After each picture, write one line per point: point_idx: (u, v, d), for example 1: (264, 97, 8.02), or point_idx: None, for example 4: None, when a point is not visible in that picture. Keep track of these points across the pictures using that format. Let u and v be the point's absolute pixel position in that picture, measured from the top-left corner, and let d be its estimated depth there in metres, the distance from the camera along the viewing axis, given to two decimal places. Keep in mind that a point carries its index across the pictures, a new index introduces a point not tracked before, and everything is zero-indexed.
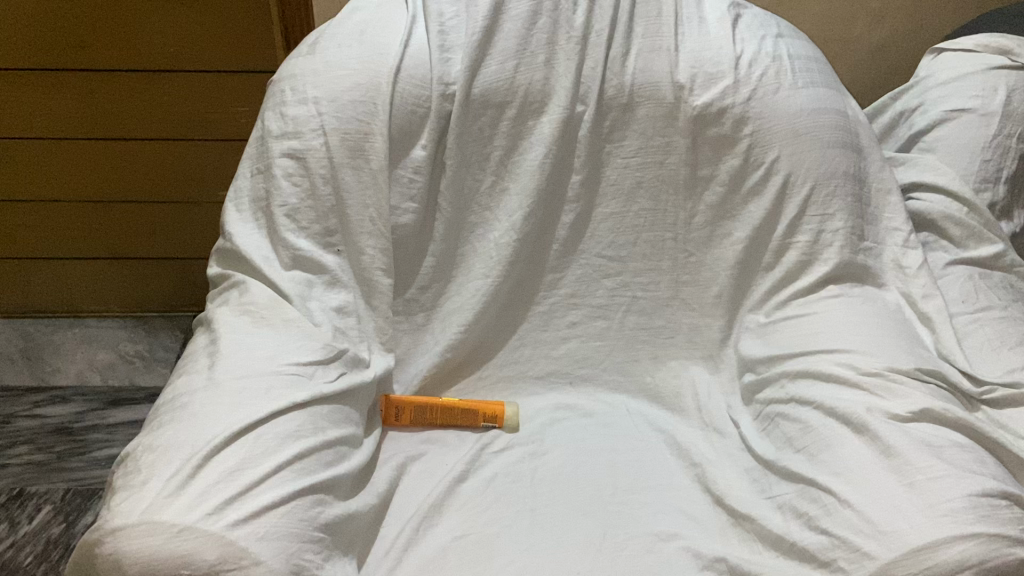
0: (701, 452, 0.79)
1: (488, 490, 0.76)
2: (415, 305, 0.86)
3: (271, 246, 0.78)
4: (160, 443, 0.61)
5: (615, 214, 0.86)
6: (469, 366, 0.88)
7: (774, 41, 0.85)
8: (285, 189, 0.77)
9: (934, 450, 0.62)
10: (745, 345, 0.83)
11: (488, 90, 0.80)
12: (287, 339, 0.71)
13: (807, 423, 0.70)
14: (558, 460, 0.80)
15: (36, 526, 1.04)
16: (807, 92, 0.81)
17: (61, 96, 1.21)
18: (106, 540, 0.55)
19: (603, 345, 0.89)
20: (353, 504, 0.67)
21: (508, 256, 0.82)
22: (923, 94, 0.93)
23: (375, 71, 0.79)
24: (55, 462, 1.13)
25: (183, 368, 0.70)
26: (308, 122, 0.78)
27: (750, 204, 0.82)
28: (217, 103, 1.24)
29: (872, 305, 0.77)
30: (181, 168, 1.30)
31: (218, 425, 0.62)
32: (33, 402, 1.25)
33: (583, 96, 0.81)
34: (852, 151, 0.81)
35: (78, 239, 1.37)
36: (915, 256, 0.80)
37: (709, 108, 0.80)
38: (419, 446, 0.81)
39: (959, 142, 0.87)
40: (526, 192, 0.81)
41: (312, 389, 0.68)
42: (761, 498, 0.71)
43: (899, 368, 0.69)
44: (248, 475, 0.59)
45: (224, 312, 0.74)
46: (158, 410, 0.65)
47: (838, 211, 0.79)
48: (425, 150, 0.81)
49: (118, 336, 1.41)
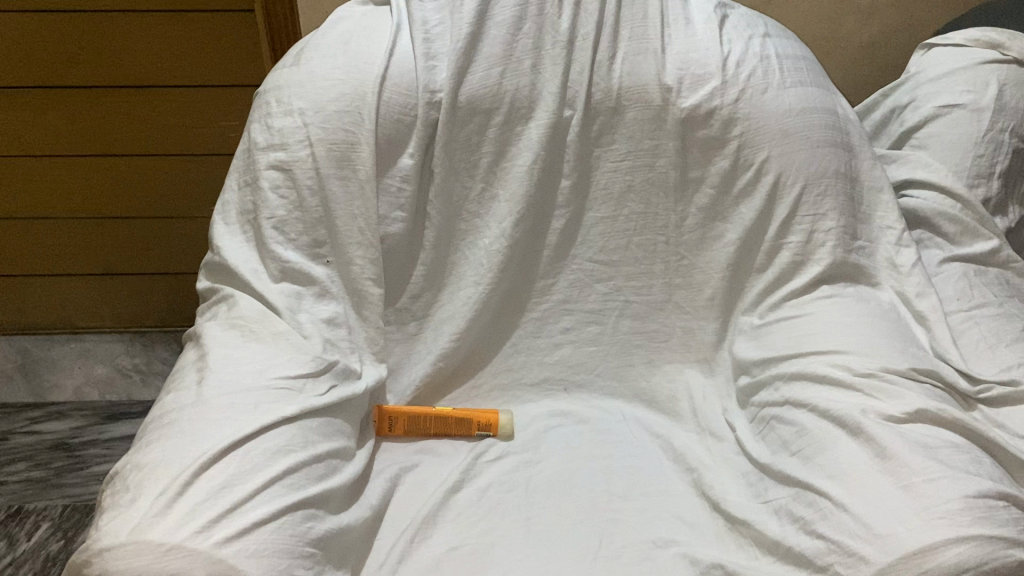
0: (697, 457, 0.79)
1: (482, 500, 0.76)
2: (407, 314, 0.85)
3: (259, 259, 0.78)
4: (149, 461, 0.60)
5: (607, 218, 0.85)
6: (462, 374, 0.88)
7: (762, 41, 0.84)
8: (273, 201, 0.77)
9: (929, 451, 0.61)
10: (739, 348, 0.82)
11: (474, 97, 0.79)
12: (276, 354, 0.70)
13: (802, 426, 0.69)
14: (553, 468, 0.79)
15: (34, 543, 1.03)
16: (795, 92, 0.80)
17: (52, 113, 1.21)
18: (94, 560, 0.55)
19: (597, 351, 0.88)
20: (345, 518, 0.67)
21: (499, 264, 0.82)
22: (914, 90, 0.92)
23: (361, 80, 0.79)
24: (53, 478, 1.13)
25: (172, 384, 0.69)
26: (294, 133, 0.78)
27: (741, 206, 0.82)
28: (205, 118, 1.24)
29: (866, 305, 0.76)
30: (173, 183, 1.30)
31: (206, 442, 0.61)
32: (31, 419, 1.25)
33: (570, 100, 0.81)
34: (843, 149, 0.80)
35: (75, 253, 1.36)
36: (909, 254, 0.79)
37: (698, 110, 0.80)
38: (413, 457, 0.81)
39: (951, 139, 0.86)
40: (516, 199, 0.81)
41: (301, 403, 0.68)
42: (757, 502, 0.70)
43: (893, 368, 0.69)
44: (237, 491, 0.59)
45: (213, 327, 0.73)
46: (147, 427, 0.65)
47: (830, 210, 0.78)
48: (412, 158, 0.80)
49: (116, 350, 1.41)
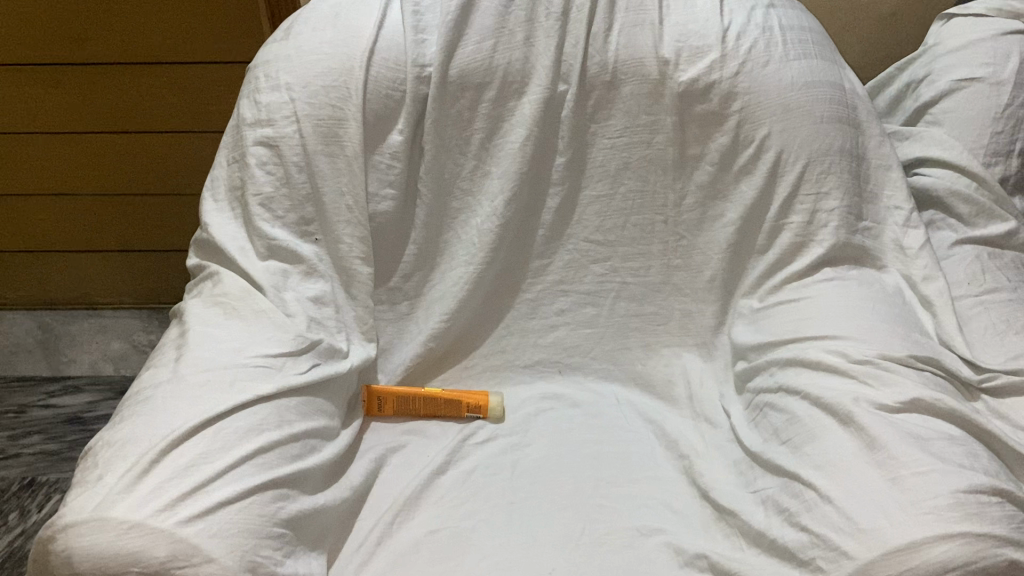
0: (690, 444, 0.77)
1: (467, 483, 0.74)
2: (399, 294, 0.84)
3: (246, 236, 0.77)
4: (119, 438, 0.60)
5: (602, 196, 0.82)
6: (455, 354, 0.86)
7: (766, 11, 0.79)
8: (259, 178, 0.76)
9: (923, 443, 0.58)
10: (737, 332, 0.79)
11: (465, 71, 0.77)
12: (256, 332, 0.70)
13: (794, 414, 0.67)
14: (542, 452, 0.78)
15: (44, 514, 1.05)
16: (800, 64, 0.76)
17: (62, 91, 1.21)
18: (58, 537, 0.54)
19: (593, 333, 0.86)
20: (321, 497, 0.66)
21: (491, 243, 0.80)
22: (931, 63, 0.86)
23: (347, 54, 0.77)
24: (65, 451, 1.15)
25: (152, 360, 0.69)
26: (281, 108, 0.77)
27: (742, 184, 0.78)
28: (211, 95, 1.23)
29: (868, 289, 0.73)
30: (184, 159, 1.30)
31: (178, 419, 0.61)
32: (47, 393, 1.27)
33: (565, 74, 0.78)
34: (849, 125, 0.76)
35: (91, 230, 1.38)
36: (916, 235, 0.75)
37: (696, 84, 0.76)
38: (401, 437, 0.80)
39: (966, 114, 0.81)
40: (507, 176, 0.79)
41: (278, 381, 0.67)
42: (746, 491, 0.68)
43: (890, 356, 0.65)
44: (205, 470, 0.58)
45: (197, 304, 0.73)
46: (124, 403, 0.65)
47: (833, 189, 0.74)
48: (401, 134, 0.78)
49: (133, 326, 1.43)
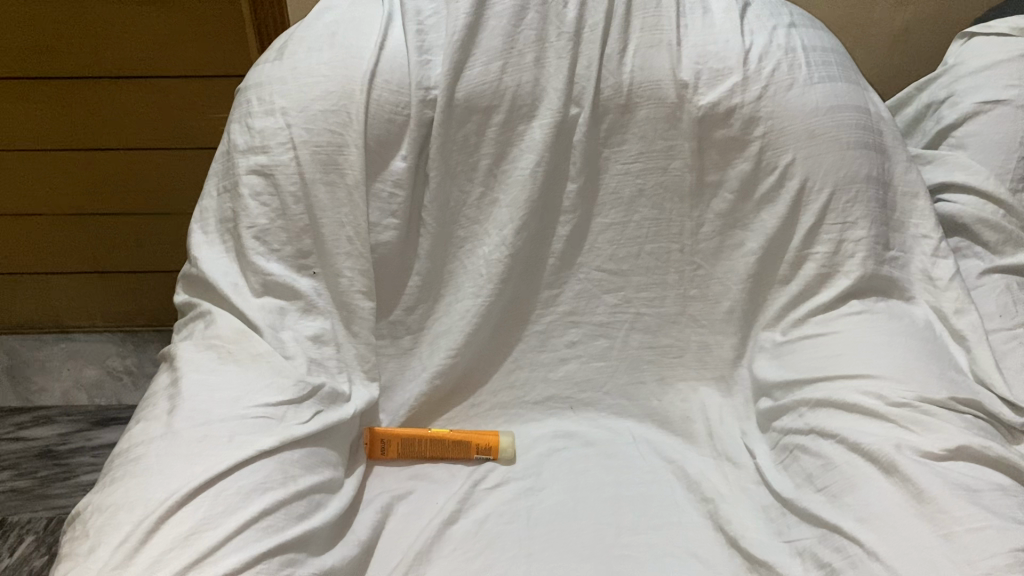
0: (713, 486, 0.73)
1: (481, 532, 0.70)
2: (401, 328, 0.80)
3: (239, 271, 0.72)
4: (110, 503, 0.55)
5: (616, 224, 0.78)
6: (461, 391, 0.82)
7: (787, 31, 0.76)
8: (253, 209, 0.71)
9: (973, 495, 0.55)
10: (759, 366, 0.76)
11: (473, 94, 0.72)
12: (254, 378, 0.65)
13: (829, 460, 0.63)
14: (557, 496, 0.74)
15: (17, 558, 0.99)
16: (824, 88, 0.73)
17: (31, 107, 1.14)
18: None
19: (606, 366, 0.82)
20: (330, 557, 0.61)
21: (499, 275, 0.76)
22: (953, 84, 0.85)
23: (348, 77, 0.72)
24: (37, 489, 1.09)
25: (142, 413, 0.63)
26: (276, 135, 0.72)
27: (763, 212, 0.75)
28: (191, 109, 1.17)
29: (900, 323, 0.69)
30: (160, 176, 1.24)
31: (174, 480, 0.55)
32: (17, 424, 1.21)
33: (577, 97, 0.74)
34: (875, 151, 0.73)
35: (60, 252, 1.31)
36: (946, 266, 0.72)
37: (716, 109, 0.72)
38: (407, 483, 0.75)
39: (992, 138, 0.79)
40: (517, 205, 0.75)
41: (280, 434, 0.62)
42: (780, 541, 0.64)
43: (930, 399, 0.62)
44: (202, 538, 0.53)
45: (188, 347, 0.68)
46: (114, 461, 0.59)
47: (860, 218, 0.71)
48: (405, 161, 0.74)
49: (107, 351, 1.37)
